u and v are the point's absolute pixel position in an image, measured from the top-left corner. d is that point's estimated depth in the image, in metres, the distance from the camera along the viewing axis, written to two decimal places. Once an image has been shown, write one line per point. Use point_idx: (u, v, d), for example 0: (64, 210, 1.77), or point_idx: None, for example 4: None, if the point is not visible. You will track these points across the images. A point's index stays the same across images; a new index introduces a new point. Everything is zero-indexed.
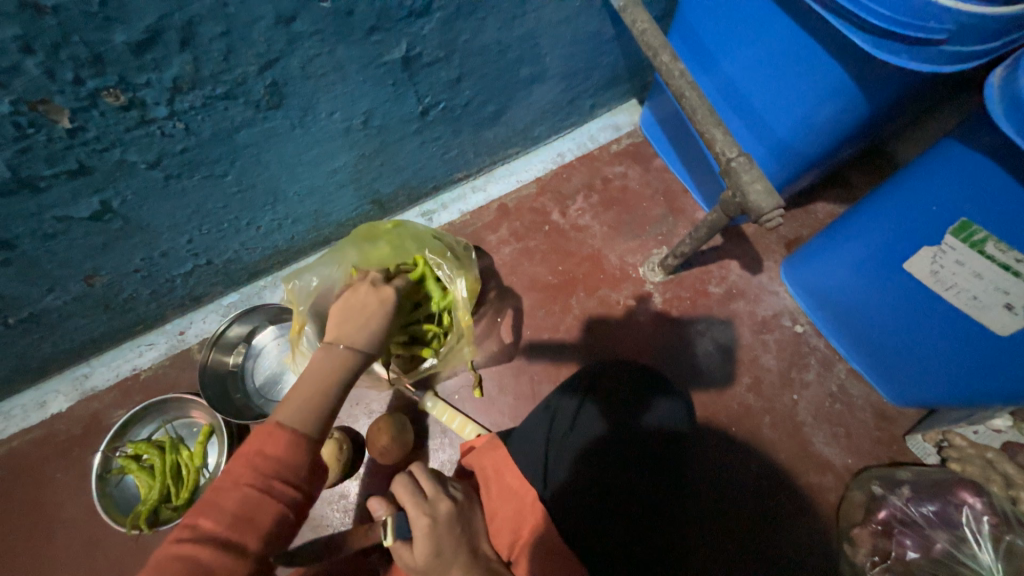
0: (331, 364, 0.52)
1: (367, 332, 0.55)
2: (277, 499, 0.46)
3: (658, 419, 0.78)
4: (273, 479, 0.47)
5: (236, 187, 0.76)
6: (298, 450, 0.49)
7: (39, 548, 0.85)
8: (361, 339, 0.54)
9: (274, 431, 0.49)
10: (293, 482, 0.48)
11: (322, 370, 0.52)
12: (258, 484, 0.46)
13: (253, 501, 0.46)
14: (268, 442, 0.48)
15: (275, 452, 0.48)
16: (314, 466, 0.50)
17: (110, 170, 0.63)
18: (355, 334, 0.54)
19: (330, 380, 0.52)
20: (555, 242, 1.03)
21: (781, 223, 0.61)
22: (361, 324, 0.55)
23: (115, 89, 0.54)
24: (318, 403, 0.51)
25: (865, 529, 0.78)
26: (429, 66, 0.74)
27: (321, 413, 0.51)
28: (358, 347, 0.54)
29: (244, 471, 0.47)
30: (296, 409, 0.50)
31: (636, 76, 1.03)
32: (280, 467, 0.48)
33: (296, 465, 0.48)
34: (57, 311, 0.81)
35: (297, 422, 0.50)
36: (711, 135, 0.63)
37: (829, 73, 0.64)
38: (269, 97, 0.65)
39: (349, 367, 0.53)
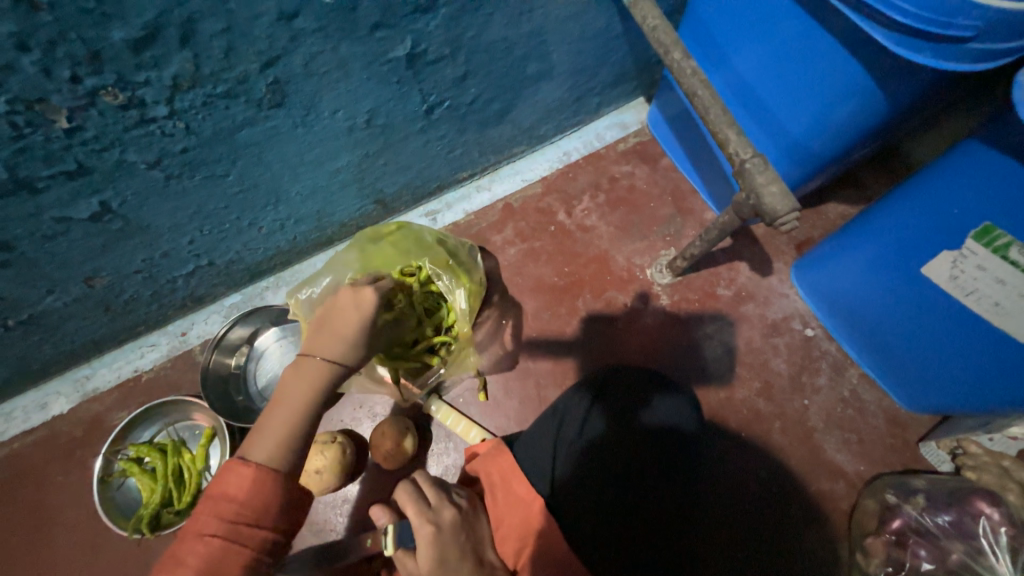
0: (306, 377, 0.49)
1: (346, 342, 0.51)
2: (244, 547, 0.43)
3: (657, 416, 0.77)
4: (239, 524, 0.44)
5: (237, 188, 0.75)
6: (266, 490, 0.45)
7: (42, 551, 0.84)
8: (339, 350, 0.51)
9: (238, 472, 0.45)
10: (263, 525, 0.45)
11: (296, 386, 0.49)
12: (224, 533, 0.43)
13: (217, 552, 0.42)
14: (232, 484, 0.45)
15: (240, 495, 0.44)
16: (286, 505, 0.46)
17: (109, 170, 0.62)
18: (334, 345, 0.51)
19: (300, 400, 0.48)
20: (561, 243, 1.02)
21: (797, 226, 0.59)
22: (341, 335, 0.51)
23: (112, 87, 0.53)
24: (289, 428, 0.48)
25: (878, 539, 0.77)
26: (434, 63, 0.72)
27: (293, 440, 0.48)
28: (336, 358, 0.50)
29: (206, 520, 0.43)
30: (265, 438, 0.47)
31: (644, 74, 1.01)
32: (246, 511, 0.44)
33: (264, 507, 0.45)
34: (57, 313, 0.80)
35: (265, 455, 0.47)
36: (725, 136, 0.61)
37: (850, 72, 0.62)
38: (271, 96, 0.63)
39: (325, 378, 0.49)
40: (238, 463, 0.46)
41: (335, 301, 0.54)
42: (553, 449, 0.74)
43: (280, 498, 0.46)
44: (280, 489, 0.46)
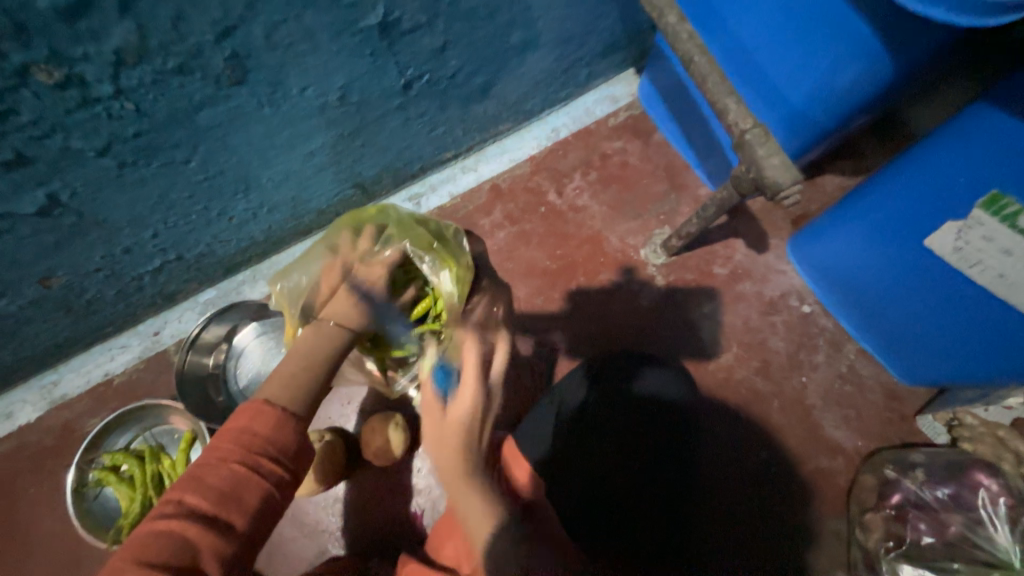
0: (320, 339, 0.58)
1: (358, 312, 0.61)
2: (263, 478, 0.49)
3: (647, 388, 0.75)
4: (261, 456, 0.49)
5: (201, 175, 0.69)
6: (286, 431, 0.51)
7: (20, 566, 0.80)
8: (350, 317, 0.60)
9: (264, 411, 0.51)
10: (280, 462, 0.50)
11: (314, 343, 0.58)
12: (247, 461, 0.48)
13: (241, 477, 0.48)
14: (258, 421, 0.51)
15: (264, 431, 0.50)
16: (302, 448, 0.53)
17: (53, 159, 0.56)
18: (347, 312, 0.60)
19: (314, 357, 0.57)
20: (552, 225, 0.98)
21: (800, 198, 0.55)
22: (354, 304, 0.61)
23: (45, 64, 0.47)
24: (305, 376, 0.56)
25: (878, 514, 0.78)
26: (410, 33, 0.66)
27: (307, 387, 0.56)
28: (349, 325, 0.60)
29: (231, 449, 0.49)
30: (286, 386, 0.54)
31: (634, 42, 0.95)
32: (267, 445, 0.50)
33: (282, 443, 0.51)
34: (13, 317, 0.74)
35: (283, 399, 0.54)
36: (725, 106, 0.57)
37: (853, 35, 0.58)
38: (231, 72, 0.57)
39: (336, 341, 0.59)
40: (262, 404, 0.52)
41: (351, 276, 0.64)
42: (551, 428, 0.73)
43: (295, 440, 0.52)
44: (296, 432, 0.52)
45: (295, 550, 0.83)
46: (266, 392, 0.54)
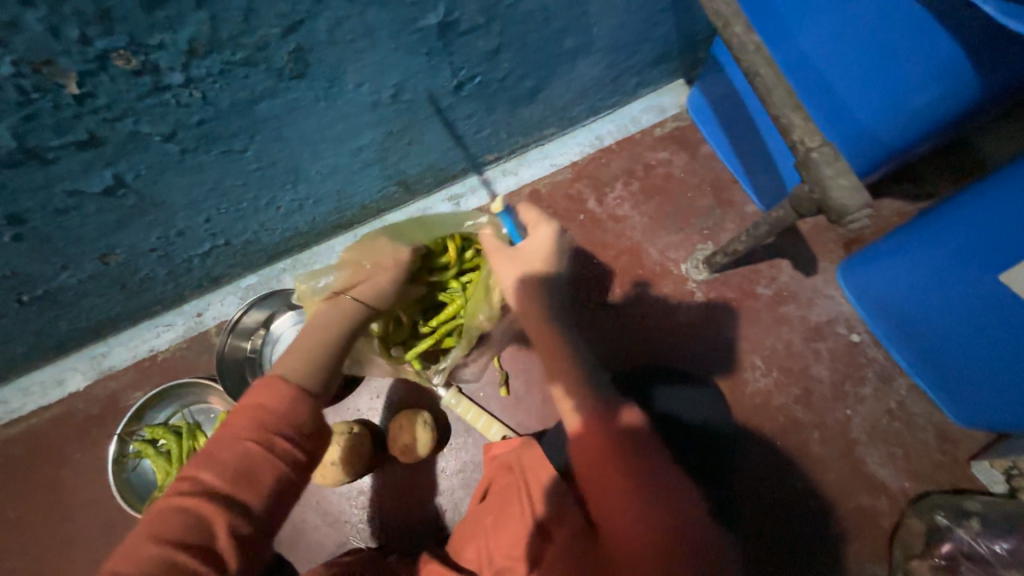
0: (337, 312, 0.60)
1: (374, 288, 0.63)
2: (279, 457, 0.47)
3: (667, 405, 0.80)
4: (275, 432, 0.48)
5: (255, 165, 0.71)
6: (300, 405, 0.50)
7: (62, 528, 0.84)
8: (366, 293, 0.62)
9: (277, 386, 0.50)
10: (294, 442, 0.49)
11: (330, 317, 0.60)
12: (260, 439, 0.47)
13: (255, 456, 0.46)
14: (270, 397, 0.49)
15: (277, 407, 0.49)
16: (316, 425, 0.51)
17: (122, 142, 0.58)
18: (366, 290, 0.63)
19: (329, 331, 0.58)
20: (591, 233, 0.96)
21: (868, 223, 0.53)
22: (373, 280, 0.64)
23: (125, 51, 0.49)
24: (320, 349, 0.57)
25: (925, 563, 0.73)
26: (467, 34, 0.66)
27: (323, 359, 0.56)
28: (365, 300, 0.62)
29: (246, 426, 0.47)
30: (299, 359, 0.55)
31: (687, 52, 0.93)
32: (282, 423, 0.48)
33: (295, 420, 0.49)
34: (73, 289, 0.78)
35: (299, 375, 0.53)
36: (789, 121, 0.54)
37: (938, 52, 0.56)
38: (293, 65, 0.58)
39: (353, 314, 0.61)
40: (274, 379, 0.51)
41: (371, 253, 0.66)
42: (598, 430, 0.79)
43: (310, 416, 0.50)
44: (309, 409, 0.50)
45: (318, 540, 0.84)
46: (282, 368, 0.53)
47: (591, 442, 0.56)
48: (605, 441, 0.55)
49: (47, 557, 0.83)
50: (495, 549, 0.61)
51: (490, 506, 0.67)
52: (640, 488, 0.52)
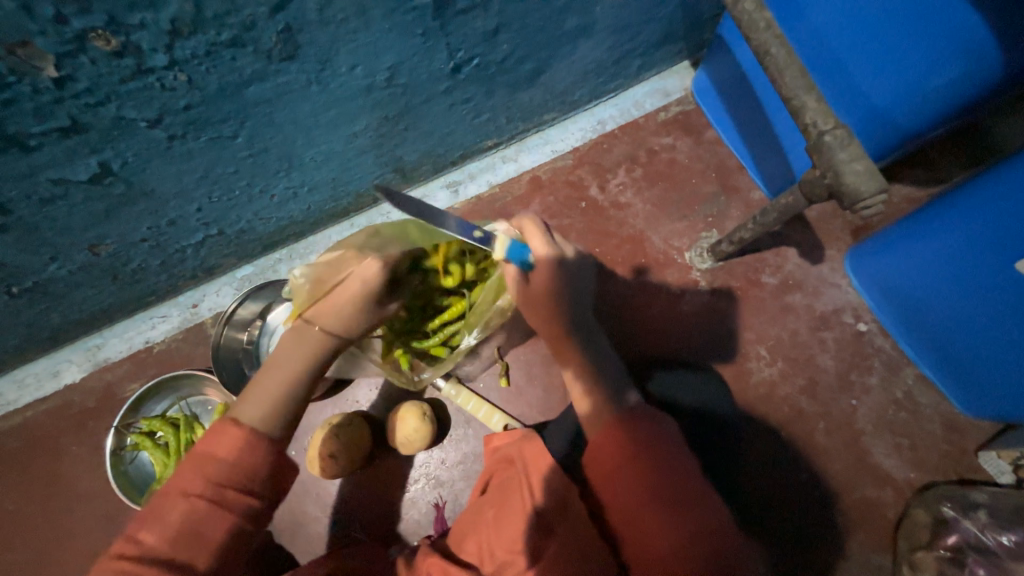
0: (302, 346, 0.56)
1: (341, 317, 0.56)
2: (228, 510, 0.47)
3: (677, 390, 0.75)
4: (225, 484, 0.47)
5: (246, 151, 0.69)
6: (252, 454, 0.49)
7: (62, 520, 0.84)
8: (336, 323, 0.56)
9: (230, 433, 0.50)
10: (250, 492, 0.48)
11: (294, 356, 0.55)
12: (208, 493, 0.46)
13: (201, 511, 0.46)
14: (221, 446, 0.49)
15: (228, 457, 0.48)
16: (271, 473, 0.50)
17: (107, 128, 0.56)
18: (335, 319, 0.56)
19: (292, 368, 0.55)
20: (593, 221, 0.94)
21: (882, 208, 0.51)
22: (338, 306, 0.56)
23: (104, 30, 0.46)
24: (282, 393, 0.54)
25: (930, 554, 0.73)
26: (464, 13, 0.63)
27: (282, 407, 0.53)
28: (332, 330, 0.56)
29: (193, 479, 0.47)
30: (257, 401, 0.53)
31: (693, 32, 0.90)
32: (232, 474, 0.48)
33: (251, 471, 0.49)
34: (63, 281, 0.77)
35: (256, 419, 0.52)
36: (801, 103, 0.52)
37: (962, 31, 0.54)
38: (282, 46, 0.56)
39: (322, 347, 0.56)
40: (229, 427, 0.50)
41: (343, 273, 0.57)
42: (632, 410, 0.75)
43: (266, 464, 0.50)
44: (265, 457, 0.50)
45: (319, 531, 0.84)
46: (240, 408, 0.53)
47: (614, 443, 0.54)
48: (631, 441, 0.53)
49: (48, 548, 0.83)
50: (495, 542, 0.60)
51: (491, 498, 0.67)
52: (665, 493, 0.50)
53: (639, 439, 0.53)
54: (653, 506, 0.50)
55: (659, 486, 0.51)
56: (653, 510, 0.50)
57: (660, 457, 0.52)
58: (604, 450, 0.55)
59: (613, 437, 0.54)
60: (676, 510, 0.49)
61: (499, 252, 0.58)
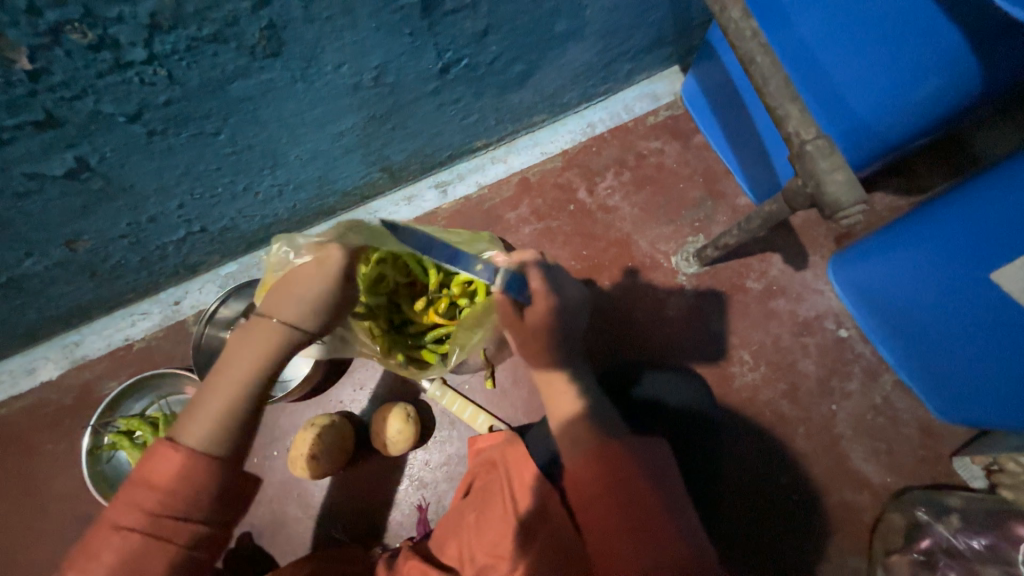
0: (253, 345, 0.46)
1: (305, 306, 0.49)
2: (169, 541, 0.42)
3: (655, 390, 0.76)
4: (163, 513, 0.42)
5: (230, 148, 0.68)
6: (191, 480, 0.43)
7: (36, 520, 0.83)
8: (298, 315, 0.48)
9: (164, 457, 0.43)
10: (192, 518, 0.43)
11: (239, 359, 0.46)
12: (144, 526, 0.42)
13: (137, 547, 0.41)
14: (155, 472, 0.43)
15: (164, 484, 0.43)
16: (218, 497, 0.44)
17: (83, 123, 0.55)
18: (300, 310, 0.48)
19: (241, 374, 0.46)
20: (581, 223, 0.94)
21: (861, 220, 0.51)
22: (300, 295, 0.49)
23: (80, 23, 0.45)
24: (230, 405, 0.45)
25: (904, 557, 0.75)
26: (453, 14, 0.63)
27: (229, 420, 0.45)
28: (295, 325, 0.48)
29: (127, 512, 0.42)
30: (195, 421, 0.45)
31: (683, 38, 0.90)
32: (169, 503, 0.42)
33: (191, 498, 0.43)
34: (39, 277, 0.75)
35: (197, 439, 0.44)
36: (785, 112, 0.52)
37: (944, 43, 0.55)
38: (266, 43, 0.55)
39: (281, 342, 0.47)
40: (166, 449, 0.43)
41: (310, 265, 0.50)
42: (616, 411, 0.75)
43: (210, 486, 0.44)
44: (207, 480, 0.43)
45: (299, 532, 0.83)
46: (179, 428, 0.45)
47: (592, 469, 0.52)
48: (611, 467, 0.52)
49: (21, 549, 0.82)
50: (476, 546, 0.60)
51: (473, 502, 0.67)
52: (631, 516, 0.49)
53: (622, 465, 0.51)
54: (620, 531, 0.49)
55: (628, 511, 0.50)
56: (620, 536, 0.49)
57: (640, 485, 0.50)
58: (579, 472, 0.53)
59: (590, 461, 0.53)
60: (643, 538, 0.49)
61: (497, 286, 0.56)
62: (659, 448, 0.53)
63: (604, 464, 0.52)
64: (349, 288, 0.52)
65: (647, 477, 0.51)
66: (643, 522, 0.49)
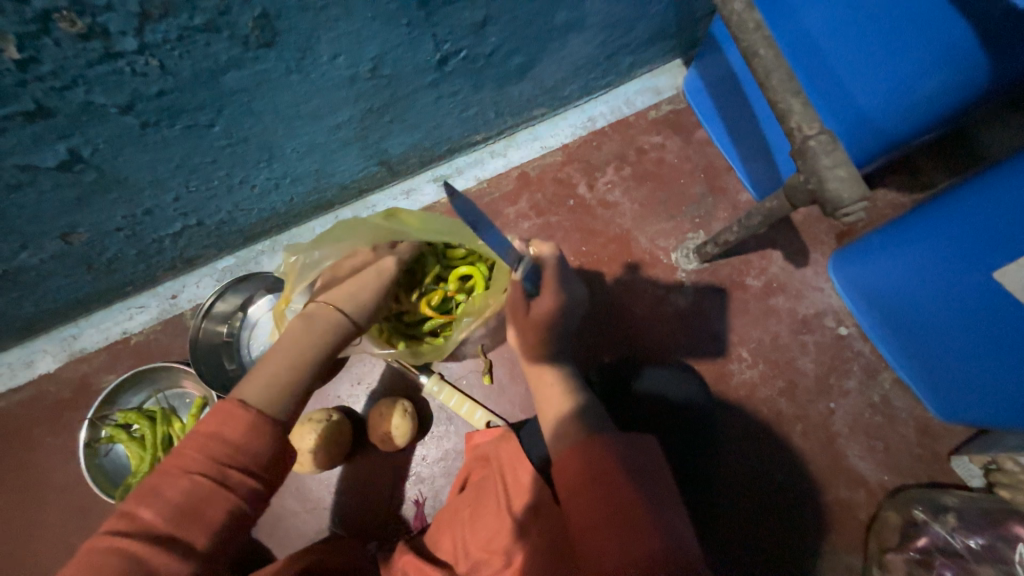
0: (315, 329, 0.54)
1: (357, 300, 0.57)
2: (231, 492, 0.45)
3: (650, 383, 0.77)
4: (229, 465, 0.46)
5: (225, 141, 0.67)
6: (261, 435, 0.48)
7: (35, 512, 0.83)
8: (352, 310, 0.57)
9: (236, 414, 0.48)
10: (253, 473, 0.47)
11: (302, 337, 0.54)
12: (213, 473, 0.45)
13: (204, 492, 0.44)
14: (229, 427, 0.47)
15: (236, 438, 0.47)
16: (276, 459, 0.49)
17: (75, 114, 0.54)
18: (350, 299, 0.57)
19: (305, 351, 0.53)
20: (580, 219, 0.94)
21: (865, 216, 0.50)
22: (355, 293, 0.58)
23: (68, 11, 0.44)
24: (291, 375, 0.52)
25: (900, 556, 0.74)
26: (450, 4, 0.61)
27: (293, 388, 0.52)
28: (348, 313, 0.56)
29: (195, 458, 0.45)
30: (268, 386, 0.51)
31: (685, 30, 0.89)
32: (237, 456, 0.46)
33: (257, 454, 0.47)
34: (35, 269, 0.75)
35: (262, 401, 0.50)
36: (787, 107, 0.51)
37: (951, 37, 0.53)
38: (259, 32, 0.54)
39: (337, 330, 0.55)
40: (237, 406, 0.48)
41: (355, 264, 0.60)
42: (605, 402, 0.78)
43: (271, 446, 0.48)
44: (271, 440, 0.48)
45: (297, 526, 0.84)
46: (245, 391, 0.51)
47: (579, 459, 0.51)
48: (600, 459, 0.51)
49: (19, 541, 0.82)
50: (471, 541, 0.61)
51: (467, 497, 0.67)
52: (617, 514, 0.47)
53: (608, 463, 0.50)
54: (606, 522, 0.47)
55: (617, 506, 0.48)
56: (606, 526, 0.47)
57: (628, 477, 0.49)
58: (566, 463, 0.52)
59: (579, 453, 0.52)
60: (630, 529, 0.46)
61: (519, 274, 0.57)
62: (650, 446, 0.53)
63: (593, 454, 0.51)
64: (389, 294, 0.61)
65: (635, 471, 0.50)
66: (631, 513, 0.47)
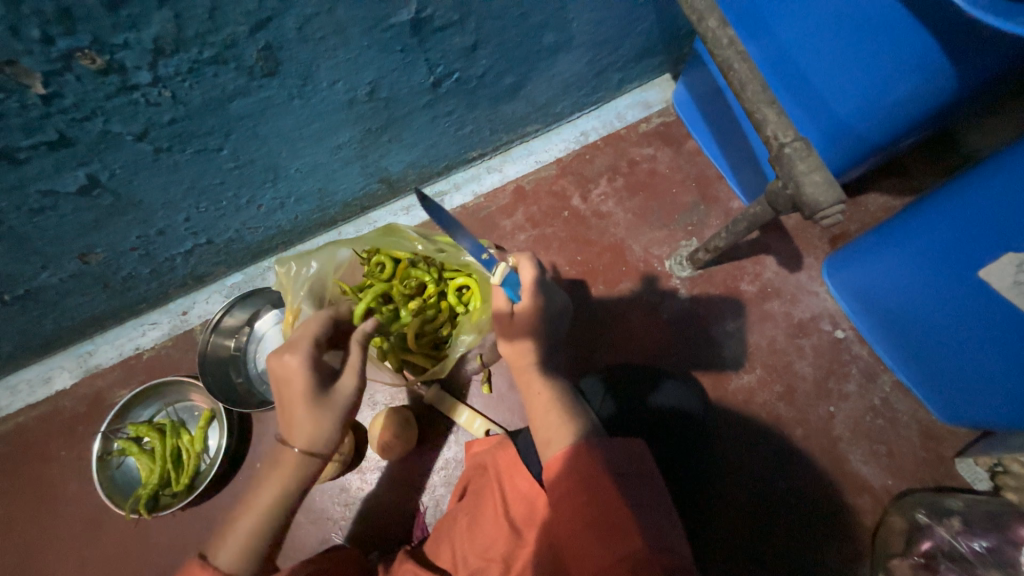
0: (278, 473, 0.55)
1: (305, 434, 0.55)
2: None
3: (664, 400, 0.73)
4: None
5: (232, 163, 0.71)
6: None
7: (48, 525, 0.85)
8: (304, 443, 0.54)
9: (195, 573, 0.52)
10: None
11: (269, 485, 0.55)
12: None
13: None
14: None
15: None
16: None
17: (93, 142, 0.58)
18: (306, 437, 0.55)
19: (266, 500, 0.55)
20: (575, 229, 0.96)
21: (842, 220, 0.52)
22: (301, 427, 0.54)
23: (89, 50, 0.48)
24: (251, 528, 0.54)
25: (905, 561, 0.74)
26: (441, 31, 0.65)
27: (256, 543, 0.54)
28: (307, 451, 0.55)
29: None
30: (231, 540, 0.54)
31: (672, 47, 0.92)
32: None
33: None
34: (55, 289, 0.79)
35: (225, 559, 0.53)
36: (763, 117, 0.53)
37: (915, 45, 0.55)
38: (263, 63, 0.58)
39: (301, 468, 0.55)
40: (200, 565, 0.53)
41: (288, 385, 0.54)
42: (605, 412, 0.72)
43: None
44: None
45: (302, 537, 0.85)
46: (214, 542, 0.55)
47: (566, 464, 0.53)
48: (584, 464, 0.52)
49: (31, 553, 0.84)
50: (470, 549, 0.63)
51: (466, 504, 0.69)
52: (596, 517, 0.48)
53: (593, 466, 0.51)
54: (586, 527, 0.48)
55: (600, 507, 0.49)
56: (586, 531, 0.48)
57: (611, 481, 0.50)
58: (555, 467, 0.54)
59: (567, 456, 0.53)
60: (610, 529, 0.48)
61: (496, 277, 0.60)
62: (636, 447, 0.54)
63: (577, 459, 0.52)
64: (334, 410, 0.55)
65: (621, 475, 0.51)
66: (611, 519, 0.48)
